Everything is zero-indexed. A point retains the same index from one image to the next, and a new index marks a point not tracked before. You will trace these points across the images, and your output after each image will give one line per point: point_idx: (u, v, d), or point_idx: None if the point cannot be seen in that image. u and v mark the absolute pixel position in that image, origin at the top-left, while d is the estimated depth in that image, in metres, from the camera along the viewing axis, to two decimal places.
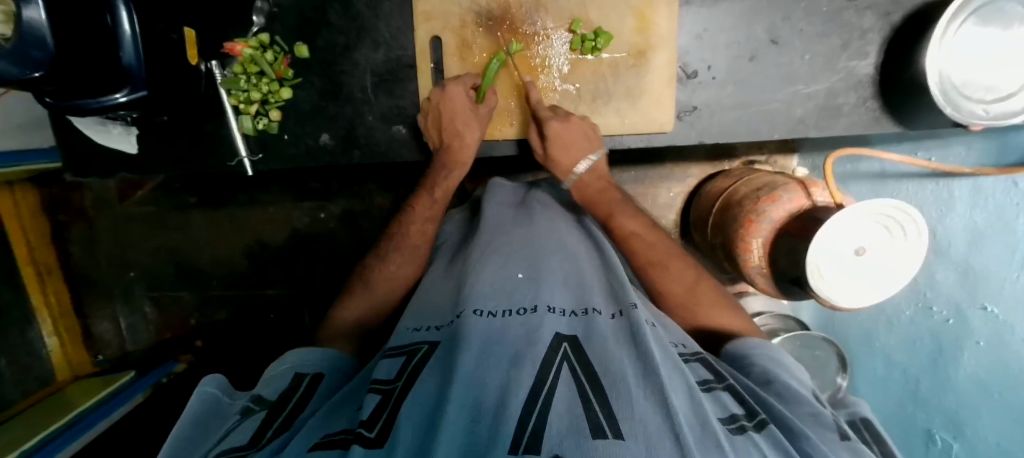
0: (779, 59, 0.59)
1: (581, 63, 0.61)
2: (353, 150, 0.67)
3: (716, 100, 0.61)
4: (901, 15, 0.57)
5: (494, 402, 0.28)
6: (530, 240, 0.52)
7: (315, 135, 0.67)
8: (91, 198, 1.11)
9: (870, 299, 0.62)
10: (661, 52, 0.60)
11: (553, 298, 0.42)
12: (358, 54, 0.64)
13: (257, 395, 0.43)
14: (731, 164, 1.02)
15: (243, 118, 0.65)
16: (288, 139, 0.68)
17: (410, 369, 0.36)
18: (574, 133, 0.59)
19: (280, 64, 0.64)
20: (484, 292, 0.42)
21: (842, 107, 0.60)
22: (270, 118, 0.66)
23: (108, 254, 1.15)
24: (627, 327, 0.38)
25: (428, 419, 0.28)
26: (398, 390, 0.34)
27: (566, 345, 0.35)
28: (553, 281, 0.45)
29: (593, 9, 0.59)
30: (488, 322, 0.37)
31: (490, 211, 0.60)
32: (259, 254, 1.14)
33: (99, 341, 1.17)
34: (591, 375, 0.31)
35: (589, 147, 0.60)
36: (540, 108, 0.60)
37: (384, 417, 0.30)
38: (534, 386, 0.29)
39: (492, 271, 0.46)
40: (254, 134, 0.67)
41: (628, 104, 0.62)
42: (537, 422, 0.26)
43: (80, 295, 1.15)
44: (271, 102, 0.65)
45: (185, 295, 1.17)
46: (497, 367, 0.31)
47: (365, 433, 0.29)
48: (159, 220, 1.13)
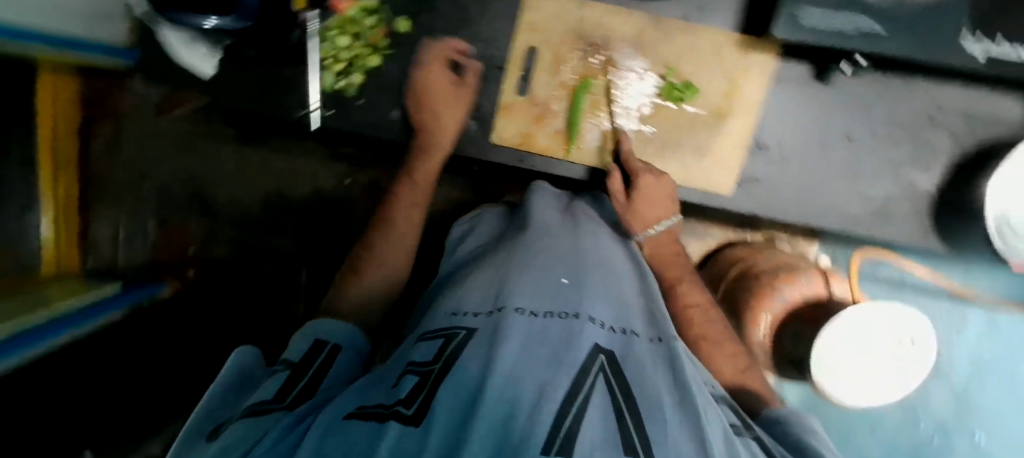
0: (849, 155, 0.61)
1: (662, 109, 0.63)
2: (419, 133, 0.66)
3: (780, 177, 0.62)
4: (971, 145, 0.60)
5: (529, 407, 0.27)
6: (575, 248, 0.51)
7: (387, 107, 0.65)
8: (129, 104, 1.11)
9: (865, 400, 0.64)
10: (739, 119, 0.62)
11: (595, 310, 0.41)
12: (452, 42, 0.64)
13: (282, 359, 0.41)
14: (753, 236, 1.04)
15: (326, 74, 0.64)
16: (362, 105, 0.65)
17: (449, 351, 0.35)
18: (661, 190, 0.60)
19: (378, 31, 0.64)
20: (525, 291, 0.42)
21: (896, 215, 0.62)
22: (352, 80, 0.64)
23: (126, 161, 1.13)
24: (666, 354, 0.39)
25: (465, 409, 0.28)
26: (435, 373, 0.33)
27: (602, 357, 0.35)
28: (596, 292, 0.44)
29: (687, 62, 0.62)
30: (529, 321, 0.37)
31: (535, 212, 0.59)
32: (276, 203, 1.15)
33: (93, 244, 1.16)
34: (627, 394, 0.32)
35: (669, 211, 0.59)
36: (632, 160, 0.61)
37: (422, 398, 0.30)
38: (570, 390, 0.30)
39: (534, 274, 0.45)
40: (330, 92, 0.65)
41: (697, 160, 0.63)
42: (569, 425, 0.26)
43: (86, 193, 1.14)
44: (357, 66, 0.65)
45: (194, 225, 1.16)
46: (534, 368, 0.31)
47: (404, 409, 0.28)
48: (190, 143, 1.12)
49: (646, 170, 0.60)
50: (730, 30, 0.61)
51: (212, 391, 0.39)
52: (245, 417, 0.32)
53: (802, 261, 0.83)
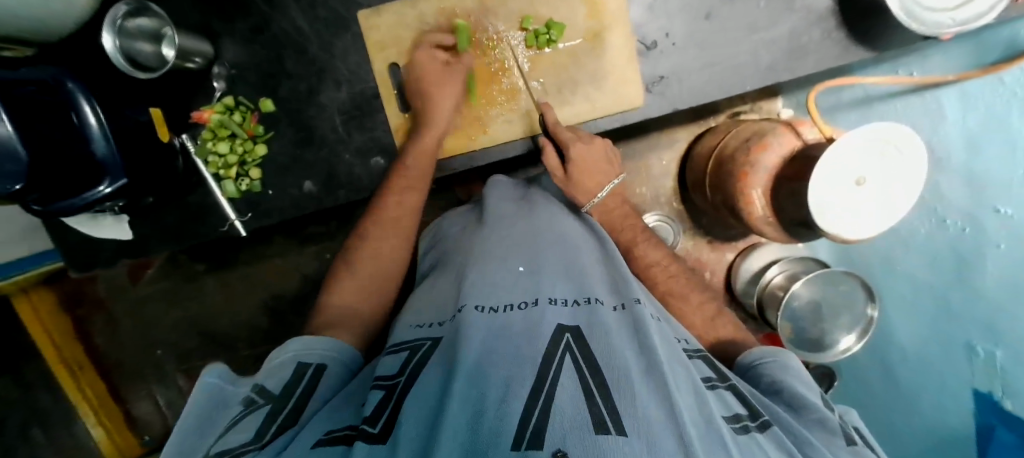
0: (733, 12, 0.59)
1: (540, 58, 0.62)
2: (333, 191, 0.68)
3: (682, 66, 0.62)
4: None
5: (496, 397, 0.28)
6: (530, 230, 0.53)
7: (297, 182, 0.68)
8: (104, 288, 1.14)
9: (874, 228, 0.60)
10: (616, 31, 0.60)
11: (554, 291, 0.42)
12: (323, 96, 0.66)
13: (259, 387, 0.41)
14: (717, 120, 1.01)
15: (225, 183, 0.66)
16: (274, 194, 0.69)
17: (412, 365, 0.37)
18: (596, 156, 0.60)
19: (249, 122, 0.66)
20: (484, 287, 0.43)
21: (808, 45, 0.59)
22: (251, 177, 0.67)
23: (131, 341, 1.16)
24: (630, 320, 0.39)
25: (430, 416, 0.29)
26: (400, 386, 0.35)
27: (568, 336, 0.35)
28: (554, 275, 0.45)
29: (541, 5, 0.60)
30: (488, 319, 0.38)
31: (490, 202, 0.60)
32: (276, 306, 1.14)
33: (142, 423, 1.19)
34: (594, 369, 0.31)
35: (611, 172, 0.61)
36: (561, 129, 0.60)
37: (386, 415, 0.32)
38: (536, 383, 0.29)
39: (493, 266, 0.46)
40: (239, 196, 0.68)
41: (596, 88, 0.62)
42: (540, 418, 0.26)
43: (114, 382, 1.17)
44: (249, 162, 0.67)
45: (213, 361, 1.17)
46: (501, 363, 0.32)
47: (370, 428, 0.30)
48: (174, 294, 1.14)
49: (577, 138, 0.60)
50: None
51: (184, 419, 0.37)
52: None
53: (769, 123, 0.78)
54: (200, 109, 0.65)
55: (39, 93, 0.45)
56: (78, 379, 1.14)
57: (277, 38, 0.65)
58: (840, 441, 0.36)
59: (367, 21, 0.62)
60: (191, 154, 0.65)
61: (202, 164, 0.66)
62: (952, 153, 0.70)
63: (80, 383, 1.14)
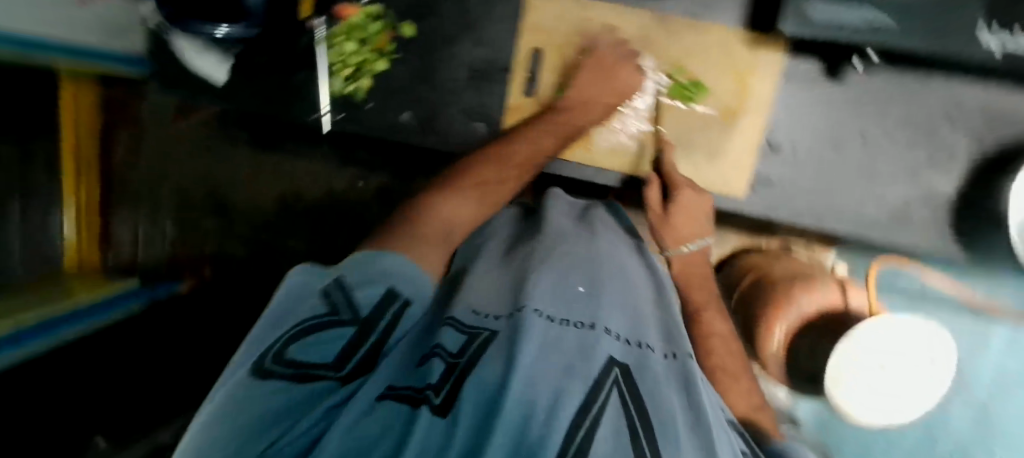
0: (865, 155, 0.56)
1: (671, 109, 0.59)
2: (470, 90, 0.61)
3: (794, 180, 0.57)
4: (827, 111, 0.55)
5: (545, 411, 0.27)
6: (594, 251, 0.50)
7: (453, 70, 0.61)
8: (124, 151, 1.18)
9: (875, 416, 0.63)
10: (696, 67, 0.57)
11: (611, 322, 0.40)
12: (457, 46, 0.61)
13: (346, 294, 0.35)
14: (769, 241, 1.01)
15: (334, 78, 0.62)
16: (372, 109, 0.63)
17: (474, 348, 0.34)
18: (701, 207, 0.55)
19: (382, 37, 0.62)
20: (543, 292, 0.41)
21: (915, 219, 0.56)
22: (359, 84, 0.62)
23: (149, 160, 1.18)
24: (682, 373, 0.36)
25: (485, 404, 0.27)
26: (463, 366, 0.32)
27: (617, 369, 0.33)
28: (613, 303, 0.43)
29: (695, 60, 0.57)
30: (547, 327, 0.36)
31: (551, 218, 0.57)
32: (291, 204, 1.17)
33: (115, 241, 1.22)
34: (640, 409, 0.30)
35: (702, 231, 0.55)
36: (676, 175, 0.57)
37: (447, 387, 0.30)
38: (584, 403, 0.29)
39: (553, 275, 0.44)
40: (339, 96, 0.63)
41: (708, 163, 0.59)
42: (581, 440, 0.25)
43: (110, 194, 1.21)
44: (365, 71, 0.62)
45: (209, 223, 1.20)
46: (553, 374, 0.31)
47: (433, 396, 0.29)
48: (205, 177, 1.18)
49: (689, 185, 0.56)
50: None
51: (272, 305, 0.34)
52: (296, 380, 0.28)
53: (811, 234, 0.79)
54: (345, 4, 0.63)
55: None
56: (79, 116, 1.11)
57: None
58: None
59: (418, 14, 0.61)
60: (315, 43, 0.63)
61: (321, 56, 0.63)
62: None
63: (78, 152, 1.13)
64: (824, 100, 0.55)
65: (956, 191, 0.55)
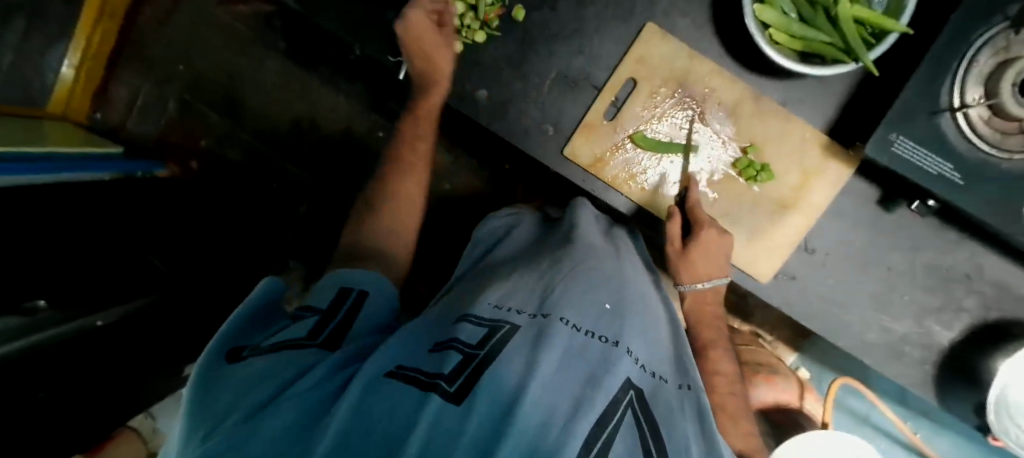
0: (884, 284, 0.59)
1: (731, 181, 0.60)
2: (554, 95, 0.61)
3: (815, 282, 0.60)
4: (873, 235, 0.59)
5: (561, 422, 0.27)
6: (619, 273, 0.50)
7: (545, 69, 0.61)
8: (150, 16, 1.11)
9: None
10: (769, 151, 0.59)
11: (634, 345, 0.40)
12: (558, 47, 0.60)
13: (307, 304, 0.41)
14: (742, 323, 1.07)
15: (428, 32, 0.59)
16: (453, 74, 0.61)
17: (496, 341, 0.33)
18: (720, 248, 0.56)
19: (493, 11, 0.58)
20: (570, 303, 0.41)
21: (904, 355, 0.60)
22: (450, 47, 0.60)
23: (173, 34, 1.12)
24: (695, 409, 0.37)
25: (505, 403, 0.27)
26: (481, 358, 0.31)
27: (632, 393, 0.33)
28: (636, 324, 0.43)
29: (772, 145, 0.59)
30: (573, 336, 0.36)
31: (583, 229, 0.58)
32: (304, 129, 1.13)
33: (108, 101, 1.15)
34: (654, 436, 0.30)
35: (720, 272, 0.57)
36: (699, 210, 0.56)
37: (465, 375, 0.29)
38: (603, 414, 0.29)
39: (580, 287, 0.44)
40: None
41: (745, 241, 0.61)
42: (596, 453, 0.26)
43: (121, 51, 1.13)
44: (460, 36, 0.60)
45: (214, 118, 1.15)
46: (573, 384, 0.31)
47: (445, 384, 0.27)
48: (228, 71, 1.13)
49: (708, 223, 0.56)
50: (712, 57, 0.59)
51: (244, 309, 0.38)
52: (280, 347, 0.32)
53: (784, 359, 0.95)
54: None
55: None
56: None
57: None
58: None
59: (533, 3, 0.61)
60: None
61: None
62: None
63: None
64: (870, 225, 0.58)
65: (947, 343, 0.60)
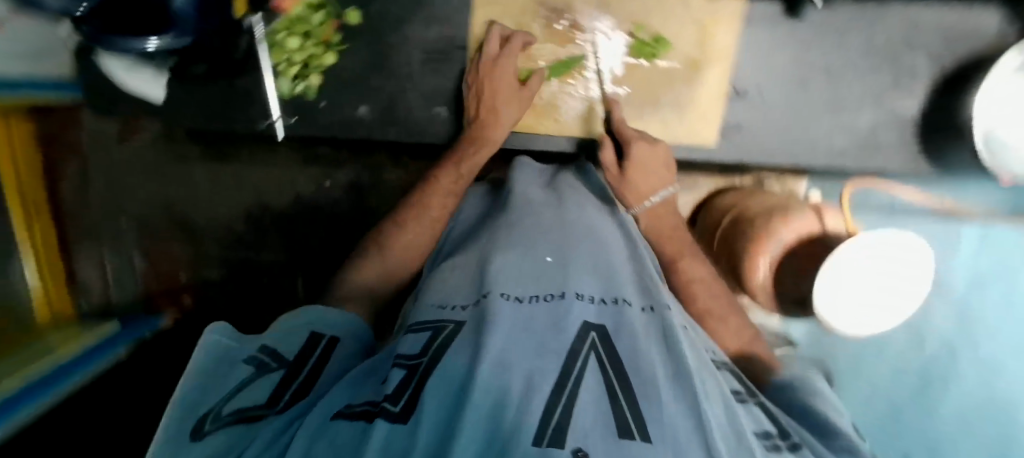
0: (830, 88, 0.56)
1: (635, 68, 0.57)
2: (428, 74, 0.59)
3: (763, 122, 0.58)
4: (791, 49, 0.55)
5: (518, 392, 0.27)
6: (560, 223, 0.52)
7: (407, 53, 0.58)
8: (69, 189, 1.11)
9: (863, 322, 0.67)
10: (655, 21, 0.56)
11: (582, 286, 0.41)
12: (408, 26, 0.57)
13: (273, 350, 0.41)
14: (742, 180, 1.06)
15: (280, 79, 0.59)
16: (325, 107, 0.60)
17: (436, 344, 0.35)
18: (657, 158, 0.56)
19: (327, 28, 0.57)
20: (510, 277, 0.42)
21: (883, 143, 0.57)
22: (309, 82, 0.59)
23: (100, 196, 1.12)
24: (660, 323, 0.37)
25: (453, 400, 0.28)
26: (423, 367, 0.33)
27: (593, 334, 0.35)
28: (582, 267, 0.44)
29: (655, 15, 0.56)
30: (514, 308, 0.37)
31: (521, 189, 0.60)
32: (259, 217, 1.12)
33: (82, 286, 1.16)
34: (618, 371, 0.31)
35: (666, 179, 0.56)
36: (624, 127, 0.57)
37: (409, 392, 0.30)
38: (561, 376, 0.29)
39: (518, 254, 0.46)
40: (288, 98, 0.60)
41: (676, 116, 0.58)
42: (560, 416, 0.26)
43: (66, 234, 1.13)
44: (312, 67, 0.59)
45: (178, 249, 1.15)
46: (524, 356, 0.31)
47: (391, 406, 0.28)
48: (165, 202, 1.12)
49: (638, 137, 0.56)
50: None
51: (191, 373, 0.37)
52: (235, 421, 0.32)
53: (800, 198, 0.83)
54: None
55: None
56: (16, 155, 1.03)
57: None
58: None
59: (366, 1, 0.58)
60: (256, 41, 0.57)
61: (263, 55, 0.58)
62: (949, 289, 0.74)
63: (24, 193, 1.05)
64: (788, 39, 0.55)
65: (919, 111, 0.56)
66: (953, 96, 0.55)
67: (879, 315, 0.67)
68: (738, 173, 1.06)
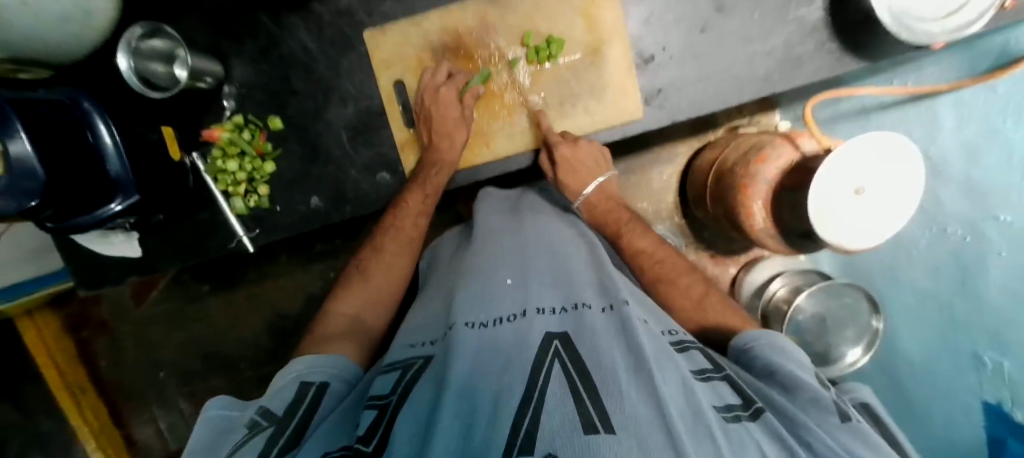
0: (729, 24, 0.57)
1: (541, 73, 0.61)
2: (360, 147, 0.65)
3: (679, 78, 0.59)
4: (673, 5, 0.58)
5: (489, 411, 0.27)
6: (517, 245, 0.53)
7: (336, 136, 0.64)
8: (105, 361, 1.17)
9: (864, 234, 0.62)
10: (543, 26, 0.59)
11: (543, 301, 0.43)
12: (330, 114, 0.64)
13: (265, 409, 0.41)
14: (715, 133, 1.05)
15: (233, 200, 0.64)
16: (281, 210, 0.66)
17: (404, 383, 0.37)
18: (584, 157, 0.61)
19: (258, 140, 0.64)
20: (474, 304, 0.43)
21: (803, 55, 0.57)
22: (259, 193, 0.65)
23: (133, 357, 1.17)
24: (618, 320, 0.38)
25: (420, 437, 0.28)
26: (393, 404, 0.35)
27: (557, 343, 0.35)
28: (543, 284, 0.46)
29: (540, 20, 0.59)
30: (478, 334, 0.37)
31: (482, 218, 0.62)
32: (279, 325, 1.15)
33: (143, 446, 1.19)
34: (582, 371, 0.30)
35: (600, 170, 0.63)
36: (551, 134, 0.60)
37: (380, 432, 0.32)
38: (527, 392, 0.29)
39: (482, 280, 0.46)
40: (246, 212, 0.65)
41: (595, 101, 0.61)
42: (529, 428, 0.25)
43: (115, 404, 1.18)
44: (258, 179, 0.65)
45: (216, 382, 1.17)
46: (493, 375, 0.31)
47: (363, 446, 0.31)
48: (191, 343, 1.17)
49: (563, 140, 0.60)
50: (434, 11, 0.61)
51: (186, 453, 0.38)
52: None
53: (767, 135, 0.81)
54: (210, 128, 0.62)
55: (53, 113, 0.45)
56: (50, 347, 1.11)
57: (284, 58, 0.63)
58: (835, 418, 0.35)
59: (290, 105, 0.64)
60: (201, 173, 0.63)
61: (211, 183, 0.63)
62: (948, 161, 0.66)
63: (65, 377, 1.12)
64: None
65: (823, 12, 0.56)
66: None
67: (875, 224, 0.62)
68: (707, 129, 1.05)
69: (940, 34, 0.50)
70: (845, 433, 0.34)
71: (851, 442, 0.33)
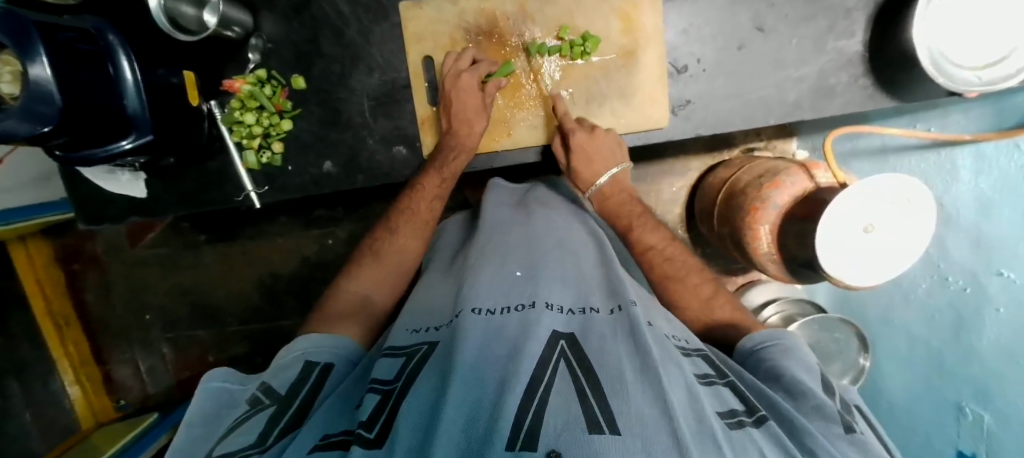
0: (767, 46, 0.57)
1: (572, 69, 0.60)
2: (380, 119, 0.64)
3: (708, 93, 0.59)
4: (712, 19, 0.57)
5: (491, 402, 0.28)
6: (526, 238, 0.54)
7: (358, 103, 0.64)
8: (92, 297, 1.17)
9: (872, 276, 0.62)
10: (581, 21, 0.59)
11: (552, 295, 0.43)
12: (354, 80, 0.63)
13: (269, 388, 0.43)
14: (731, 152, 1.05)
15: (246, 153, 0.63)
16: (293, 170, 0.66)
17: (408, 370, 0.38)
18: (600, 146, 0.60)
19: (278, 97, 0.63)
20: (482, 292, 0.43)
21: (836, 87, 0.57)
22: (273, 150, 0.64)
23: (122, 298, 1.17)
24: (625, 320, 0.39)
25: (426, 423, 0.28)
26: (397, 391, 0.35)
27: (563, 342, 0.35)
28: (551, 278, 0.46)
29: (579, 16, 0.58)
30: (485, 321, 0.38)
31: (490, 209, 0.62)
32: (272, 286, 1.15)
33: (120, 385, 1.20)
34: (587, 372, 0.31)
35: (616, 160, 0.61)
36: (568, 118, 0.59)
37: (382, 418, 0.32)
38: (531, 383, 0.29)
39: (490, 271, 0.47)
40: (258, 168, 0.65)
41: (623, 104, 0.61)
42: (531, 422, 0.26)
43: (97, 340, 1.18)
44: (273, 135, 0.64)
45: (201, 333, 1.18)
46: (496, 365, 0.32)
47: (365, 432, 0.31)
48: (181, 290, 1.17)
49: (579, 127, 0.59)
50: None
51: (192, 426, 0.41)
52: None
53: (783, 161, 0.81)
54: (231, 78, 0.61)
55: (79, 41, 0.45)
56: (40, 276, 1.11)
57: (315, 18, 0.62)
58: (838, 428, 0.36)
59: (316, 65, 0.63)
60: (217, 121, 0.62)
61: (226, 132, 0.62)
62: (962, 210, 0.66)
63: (51, 308, 1.11)
64: (711, 10, 0.57)
65: (862, 47, 0.56)
66: (890, 24, 0.55)
67: (881, 266, 0.62)
68: (724, 147, 1.05)
69: (978, 84, 0.49)
70: (845, 442, 0.35)
71: (850, 451, 0.34)
